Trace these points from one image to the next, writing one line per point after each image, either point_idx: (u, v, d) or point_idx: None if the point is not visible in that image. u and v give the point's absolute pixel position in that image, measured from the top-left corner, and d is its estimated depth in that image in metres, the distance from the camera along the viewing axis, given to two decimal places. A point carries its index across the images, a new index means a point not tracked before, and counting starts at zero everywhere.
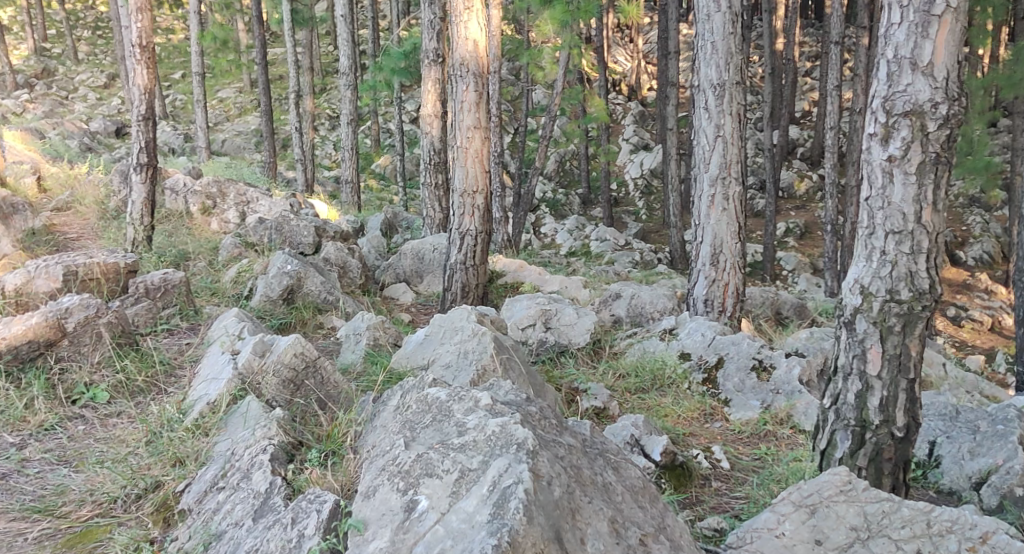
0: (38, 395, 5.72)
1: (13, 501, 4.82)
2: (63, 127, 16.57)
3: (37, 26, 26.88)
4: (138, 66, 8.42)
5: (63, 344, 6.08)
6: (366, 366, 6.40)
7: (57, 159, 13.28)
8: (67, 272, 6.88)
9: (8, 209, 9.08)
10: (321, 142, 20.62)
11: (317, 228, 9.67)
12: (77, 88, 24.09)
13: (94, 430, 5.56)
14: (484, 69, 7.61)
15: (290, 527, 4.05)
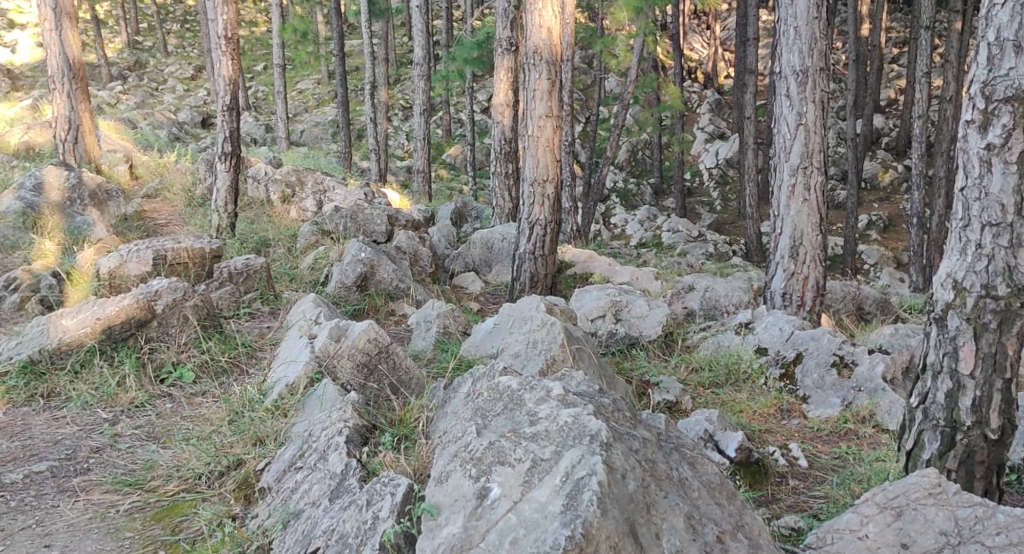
0: (130, 373, 5.90)
1: (106, 474, 4.98)
2: (152, 118, 17.01)
3: (131, 19, 27.75)
4: (223, 57, 8.53)
5: (153, 325, 6.25)
6: (437, 354, 6.46)
7: (148, 147, 13.69)
8: (157, 256, 7.07)
9: (101, 196, 9.65)
10: (395, 132, 20.85)
11: (390, 217, 9.75)
12: (166, 80, 24.80)
13: (181, 408, 5.71)
14: (558, 57, 7.52)
15: (366, 508, 4.09)
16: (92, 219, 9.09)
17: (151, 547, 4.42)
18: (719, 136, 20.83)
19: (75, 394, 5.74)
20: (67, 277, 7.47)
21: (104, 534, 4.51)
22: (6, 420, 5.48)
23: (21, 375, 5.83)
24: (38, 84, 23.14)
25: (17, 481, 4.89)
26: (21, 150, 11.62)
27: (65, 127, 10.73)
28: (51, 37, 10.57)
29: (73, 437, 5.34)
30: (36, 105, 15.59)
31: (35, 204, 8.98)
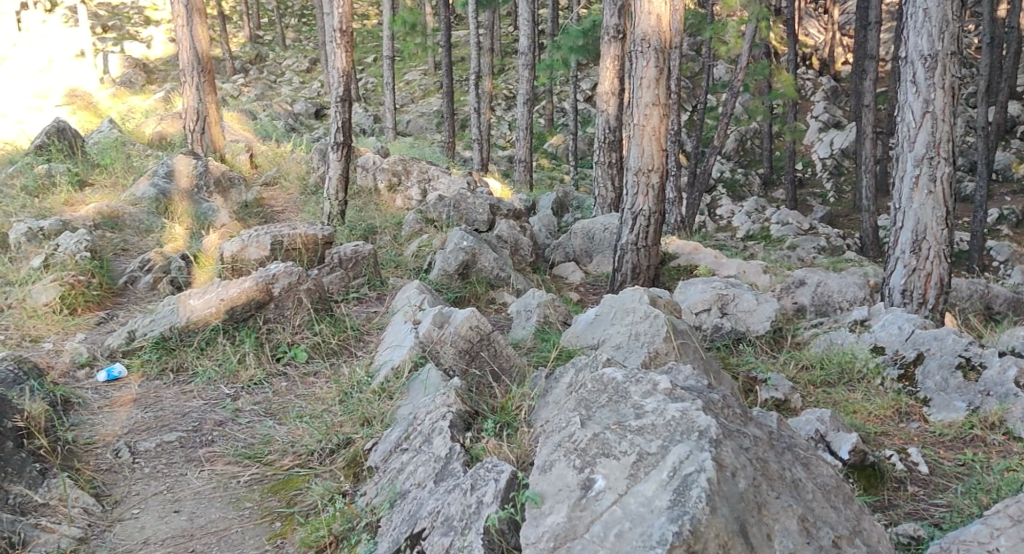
0: (250, 351, 6.32)
1: (229, 446, 5.45)
2: (271, 109, 17.50)
3: (253, 15, 28.73)
4: (337, 49, 8.67)
5: (270, 306, 6.61)
6: (536, 343, 6.50)
7: (266, 137, 14.11)
8: (275, 241, 7.34)
9: (224, 183, 10.10)
10: (498, 122, 20.93)
11: (492, 206, 9.77)
12: (284, 72, 25.51)
13: (295, 387, 6.12)
14: (666, 44, 7.32)
15: (469, 492, 4.27)
16: (216, 205, 9.46)
17: (268, 518, 4.86)
18: (834, 125, 20.15)
19: (201, 370, 6.20)
20: (194, 260, 7.81)
21: (227, 503, 4.99)
22: (140, 392, 6.02)
23: (154, 350, 6.35)
24: (170, 77, 24.24)
25: (150, 449, 5.41)
26: (154, 140, 12.17)
27: (193, 118, 11.22)
28: (184, 32, 11.00)
29: (199, 410, 5.83)
30: (167, 98, 16.34)
31: (167, 190, 9.43)
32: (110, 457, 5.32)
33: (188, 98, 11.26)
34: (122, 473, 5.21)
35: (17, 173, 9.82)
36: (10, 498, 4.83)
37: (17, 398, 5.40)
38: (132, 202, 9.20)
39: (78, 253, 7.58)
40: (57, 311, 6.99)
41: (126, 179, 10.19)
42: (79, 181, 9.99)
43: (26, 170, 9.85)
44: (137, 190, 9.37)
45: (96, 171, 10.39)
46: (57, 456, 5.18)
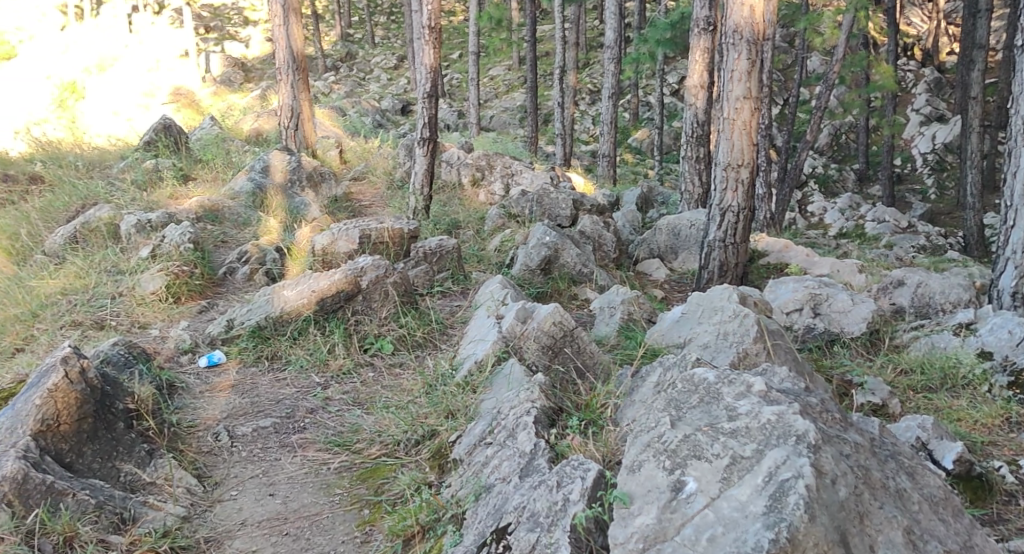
0: (339, 341, 6.46)
1: (320, 434, 5.59)
2: (360, 105, 17.75)
3: (344, 13, 29.32)
4: (426, 46, 8.73)
5: (358, 299, 6.72)
6: (620, 340, 6.43)
7: (355, 133, 14.33)
8: (363, 235, 7.47)
9: (316, 177, 10.32)
10: (582, 116, 20.82)
11: (575, 201, 9.70)
12: (373, 70, 25.87)
13: (382, 378, 6.22)
14: (760, 36, 7.12)
15: (555, 489, 4.23)
16: (308, 199, 9.64)
17: (357, 505, 4.97)
18: (936, 118, 19.49)
19: (293, 358, 6.38)
20: (287, 252, 8.02)
21: (318, 489, 5.11)
22: (237, 378, 6.21)
23: (250, 339, 6.54)
24: (266, 75, 24.79)
25: (247, 434, 5.57)
26: (251, 137, 12.48)
27: (288, 115, 11.56)
28: (280, 32, 11.29)
29: (292, 397, 5.99)
30: (264, 95, 16.77)
31: (263, 185, 9.68)
32: (211, 440, 5.49)
33: (283, 95, 11.57)
34: (222, 456, 5.37)
35: (128, 169, 10.23)
36: (121, 475, 5.01)
37: (127, 381, 5.60)
38: (230, 196, 9.47)
39: (182, 244, 7.81)
40: (162, 300, 7.23)
41: (226, 174, 10.47)
42: (183, 176, 10.31)
43: (135, 165, 10.24)
44: (235, 184, 9.66)
45: (199, 166, 10.71)
46: (165, 438, 5.36)
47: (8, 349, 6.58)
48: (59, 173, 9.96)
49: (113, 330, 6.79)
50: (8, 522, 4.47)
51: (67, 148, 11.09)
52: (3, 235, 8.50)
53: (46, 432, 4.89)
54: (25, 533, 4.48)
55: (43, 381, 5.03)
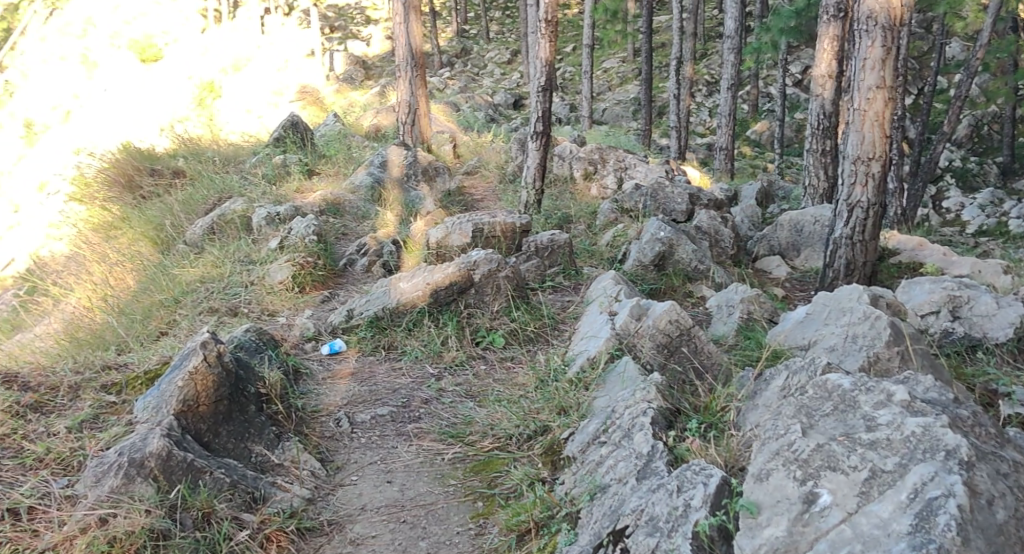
0: (452, 333, 6.49)
1: (435, 424, 5.61)
2: (474, 100, 17.81)
3: (461, 9, 29.69)
4: (542, 40, 8.66)
5: (471, 293, 6.71)
6: (740, 340, 6.22)
7: (469, 128, 14.41)
8: (476, 229, 7.48)
9: (432, 171, 10.41)
10: (698, 109, 20.39)
11: (692, 195, 9.47)
12: (486, 65, 26.00)
13: (494, 371, 6.21)
14: (896, 22, 6.74)
15: (676, 494, 4.05)
16: (424, 194, 9.72)
17: (471, 497, 4.94)
18: None
19: (408, 349, 6.44)
20: (404, 246, 8.10)
21: (433, 478, 5.12)
22: (357, 366, 6.32)
23: (369, 329, 6.64)
24: (386, 72, 25.20)
25: (366, 421, 5.66)
26: (370, 132, 12.75)
27: (405, 111, 11.85)
28: (400, 30, 11.60)
29: (407, 387, 6.04)
30: (383, 91, 17.05)
31: (381, 179, 9.83)
32: (332, 426, 5.59)
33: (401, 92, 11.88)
34: (343, 442, 5.46)
35: (259, 164, 10.58)
36: (252, 456, 5.11)
37: (258, 365, 5.73)
38: (351, 190, 9.66)
39: (307, 236, 7.98)
40: (288, 289, 7.40)
41: (347, 168, 10.68)
42: (308, 170, 10.58)
43: (265, 161, 10.58)
44: (355, 179, 9.84)
45: (323, 161, 10.97)
46: (291, 422, 5.46)
47: (153, 332, 6.78)
48: (199, 168, 10.35)
49: (245, 316, 6.99)
50: (154, 496, 4.51)
51: (206, 143, 11.47)
52: (150, 225, 8.95)
53: (187, 412, 5.00)
54: (169, 505, 4.51)
55: (185, 364, 5.16)
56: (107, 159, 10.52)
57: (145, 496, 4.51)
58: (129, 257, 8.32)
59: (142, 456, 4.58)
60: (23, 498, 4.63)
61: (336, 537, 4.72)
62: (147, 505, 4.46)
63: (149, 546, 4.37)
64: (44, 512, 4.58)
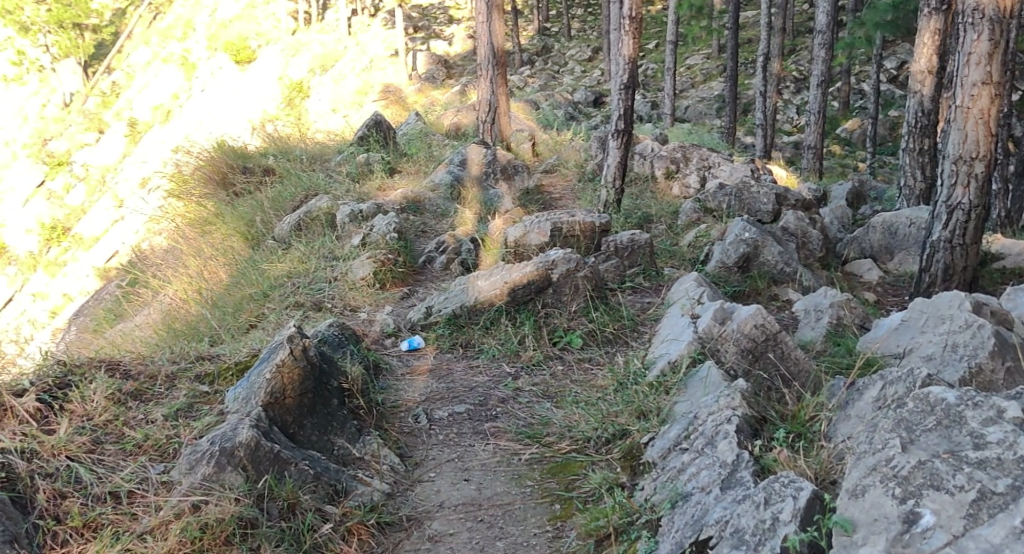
0: (529, 333, 6.41)
1: (511, 424, 5.54)
2: (554, 99, 17.69)
3: (543, 7, 29.67)
4: (626, 36, 8.50)
5: (549, 292, 6.61)
6: (829, 346, 5.97)
7: (549, 126, 14.33)
8: (554, 228, 7.38)
9: (511, 169, 10.35)
10: (785, 106, 19.89)
11: (779, 195, 9.19)
12: (567, 62, 25.87)
13: (571, 371, 6.12)
14: (1005, 14, 6.38)
15: (763, 507, 3.91)
16: (502, 191, 9.65)
17: (548, 499, 4.86)
18: None
19: (485, 348, 6.39)
20: (482, 243, 8.04)
21: (510, 478, 5.05)
22: (435, 363, 6.29)
23: (446, 326, 6.61)
24: (466, 71, 25.26)
25: (443, 418, 5.63)
26: (450, 131, 12.79)
27: (485, 110, 11.88)
28: (483, 29, 11.65)
29: (484, 385, 5.99)
30: (464, 89, 17.09)
31: (461, 178, 9.82)
32: (411, 422, 5.58)
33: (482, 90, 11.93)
34: (421, 438, 5.45)
35: (343, 162, 10.70)
36: (335, 449, 5.11)
37: (340, 360, 5.76)
38: (430, 188, 9.70)
39: (388, 233, 8.00)
40: (369, 285, 7.43)
41: (428, 166, 10.71)
42: (390, 168, 10.64)
43: (350, 159, 10.70)
44: (435, 177, 9.88)
45: (404, 159, 11.03)
46: (372, 417, 5.48)
47: (243, 324, 6.93)
48: (288, 165, 10.52)
49: (328, 311, 7.04)
50: (242, 485, 4.47)
51: (294, 141, 11.64)
52: (242, 222, 9.18)
53: (274, 404, 5.01)
54: (256, 494, 4.48)
55: (272, 357, 5.19)
56: (202, 156, 10.79)
57: (234, 485, 4.47)
58: (222, 252, 8.55)
59: (233, 445, 4.53)
60: (123, 481, 4.58)
61: (415, 533, 4.68)
62: (236, 493, 4.42)
63: (238, 534, 4.35)
64: (143, 496, 4.53)
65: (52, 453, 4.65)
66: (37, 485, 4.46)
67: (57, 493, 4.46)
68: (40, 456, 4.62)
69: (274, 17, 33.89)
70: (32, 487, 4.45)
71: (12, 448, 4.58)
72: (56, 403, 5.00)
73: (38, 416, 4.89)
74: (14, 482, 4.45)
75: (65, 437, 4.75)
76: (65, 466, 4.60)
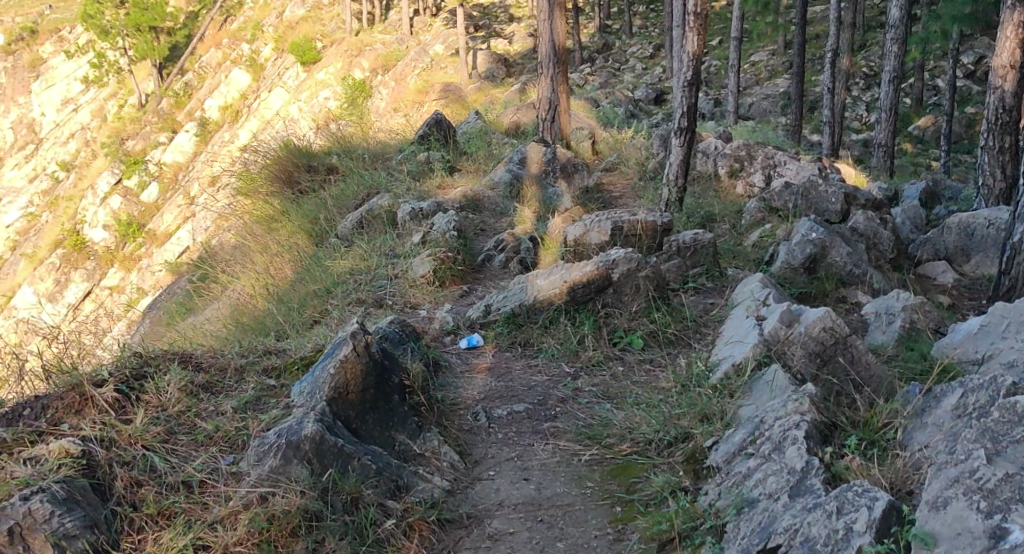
0: (589, 333, 6.33)
1: (571, 424, 5.47)
2: (614, 96, 17.54)
3: (604, 5, 29.49)
4: (690, 32, 8.36)
5: (609, 292, 6.52)
6: (901, 351, 5.76)
7: (610, 124, 14.21)
8: (615, 227, 7.28)
9: (572, 168, 10.23)
10: (853, 103, 19.45)
11: (848, 194, 8.95)
12: (628, 60, 25.67)
13: (632, 372, 6.03)
14: None
15: (835, 516, 3.81)
16: (562, 190, 9.58)
17: (609, 501, 4.78)
18: None
19: (545, 347, 6.33)
20: (541, 242, 8.00)
21: (571, 479, 4.98)
22: (494, 361, 6.26)
23: (505, 325, 6.57)
24: (526, 69, 25.21)
25: (503, 417, 5.59)
26: (510, 130, 12.77)
27: (546, 108, 11.84)
28: (544, 27, 11.63)
29: (544, 385, 5.94)
30: (524, 88, 17.05)
31: (521, 176, 9.78)
32: (470, 419, 5.56)
33: (543, 87, 11.88)
34: (480, 436, 5.42)
35: (404, 160, 10.74)
36: (395, 444, 5.11)
37: (401, 357, 5.75)
38: (490, 187, 9.70)
39: (448, 232, 7.99)
40: (428, 283, 7.42)
41: (488, 165, 10.69)
42: (450, 167, 10.65)
43: (411, 158, 10.73)
44: (495, 175, 9.86)
45: (464, 158, 11.03)
46: (432, 414, 5.47)
47: (307, 320, 6.98)
48: (350, 163, 10.61)
49: (389, 308, 7.07)
50: (307, 478, 4.48)
51: (357, 139, 11.73)
52: (306, 219, 9.30)
53: (337, 398, 5.03)
54: (321, 487, 4.48)
55: (335, 353, 5.20)
56: (267, 154, 10.91)
57: (300, 477, 4.48)
58: (287, 248, 8.65)
59: (298, 439, 4.56)
60: (195, 471, 4.62)
61: (475, 531, 4.64)
62: (301, 486, 4.43)
63: (303, 526, 4.35)
64: (213, 486, 4.56)
65: (129, 442, 4.70)
66: (115, 471, 4.49)
67: (133, 481, 4.50)
68: (118, 444, 4.67)
69: (337, 18, 34.30)
70: (111, 474, 4.49)
71: (92, 436, 4.63)
72: (132, 394, 5.08)
73: (116, 406, 4.96)
74: (93, 468, 4.48)
75: (141, 426, 4.81)
76: (141, 454, 4.65)
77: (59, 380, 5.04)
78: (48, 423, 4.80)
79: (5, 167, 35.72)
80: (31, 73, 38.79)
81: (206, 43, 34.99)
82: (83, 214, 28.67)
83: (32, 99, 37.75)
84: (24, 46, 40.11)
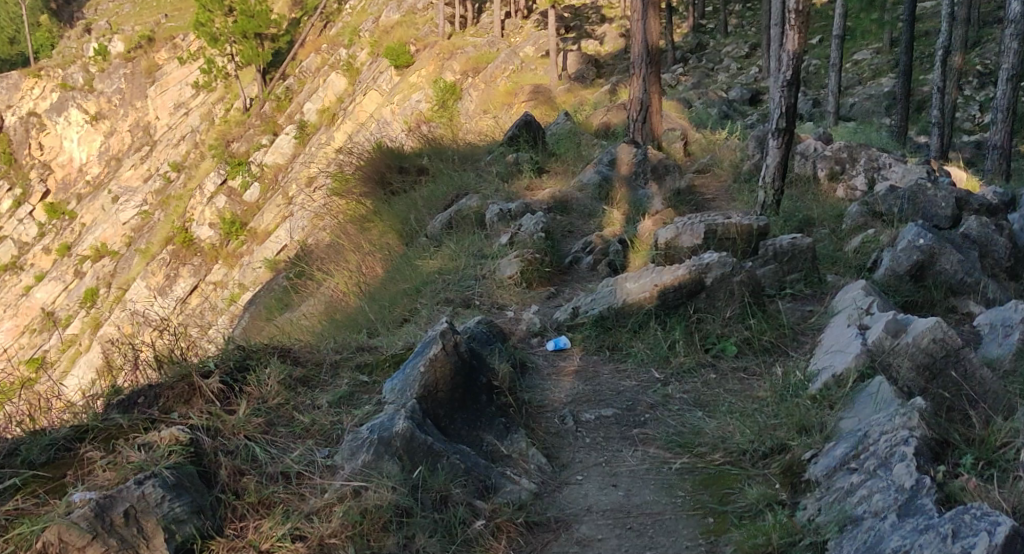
0: (680, 338, 6.15)
1: (661, 431, 5.31)
2: (707, 97, 17.18)
3: (699, 3, 28.96)
4: (791, 30, 8.06)
5: (701, 296, 6.33)
6: (1019, 365, 5.42)
7: (702, 125, 13.91)
8: (709, 230, 7.07)
9: (662, 170, 9.94)
10: (964, 103, 18.64)
11: (958, 199, 8.50)
12: (722, 59, 25.17)
13: (725, 380, 5.82)
14: None
15: (951, 539, 3.58)
16: (652, 191, 9.38)
17: (700, 511, 4.59)
18: None
19: (634, 351, 6.18)
20: (630, 245, 7.83)
21: (660, 487, 4.82)
22: (581, 364, 6.14)
23: (594, 327, 6.44)
24: (617, 69, 24.96)
25: (591, 421, 5.46)
26: (601, 130, 12.64)
27: (637, 108, 11.65)
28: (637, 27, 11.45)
29: (633, 390, 5.79)
30: (615, 88, 16.85)
31: (609, 177, 9.61)
32: (557, 422, 5.45)
33: (635, 88, 11.71)
34: (568, 439, 5.30)
35: (493, 162, 10.71)
36: (483, 445, 5.05)
37: (489, 357, 5.69)
38: (579, 187, 9.57)
39: (536, 232, 7.90)
40: (516, 284, 7.34)
41: (576, 166, 10.56)
42: (538, 168, 10.54)
43: (500, 158, 10.70)
44: (584, 176, 9.73)
45: (553, 159, 10.94)
46: (520, 415, 5.37)
47: (397, 318, 6.98)
48: (441, 165, 10.65)
49: (476, 308, 7.02)
50: (398, 474, 4.44)
51: (447, 141, 11.76)
52: (396, 219, 9.38)
53: (426, 397, 4.99)
54: (411, 484, 4.43)
55: (425, 351, 5.17)
56: (360, 154, 11.03)
57: (391, 474, 4.45)
58: (379, 247, 8.70)
59: (390, 435, 4.54)
60: (292, 463, 4.64)
61: (562, 535, 4.52)
62: (392, 482, 4.39)
63: (394, 521, 4.28)
64: (309, 479, 4.57)
65: (233, 432, 4.73)
66: (221, 460, 4.50)
67: (237, 469, 4.51)
68: (222, 434, 4.70)
69: (431, 21, 34.64)
70: (217, 463, 4.50)
71: (200, 424, 4.67)
72: (235, 384, 5.14)
73: (221, 396, 5.03)
74: (201, 456, 4.49)
75: (244, 418, 4.85)
76: (243, 444, 4.68)
77: (169, 371, 5.16)
78: (160, 411, 4.88)
79: (120, 167, 37.35)
80: (145, 78, 40.46)
81: (306, 47, 35.79)
82: (190, 212, 29.85)
83: (146, 102, 39.45)
84: (140, 53, 41.73)
